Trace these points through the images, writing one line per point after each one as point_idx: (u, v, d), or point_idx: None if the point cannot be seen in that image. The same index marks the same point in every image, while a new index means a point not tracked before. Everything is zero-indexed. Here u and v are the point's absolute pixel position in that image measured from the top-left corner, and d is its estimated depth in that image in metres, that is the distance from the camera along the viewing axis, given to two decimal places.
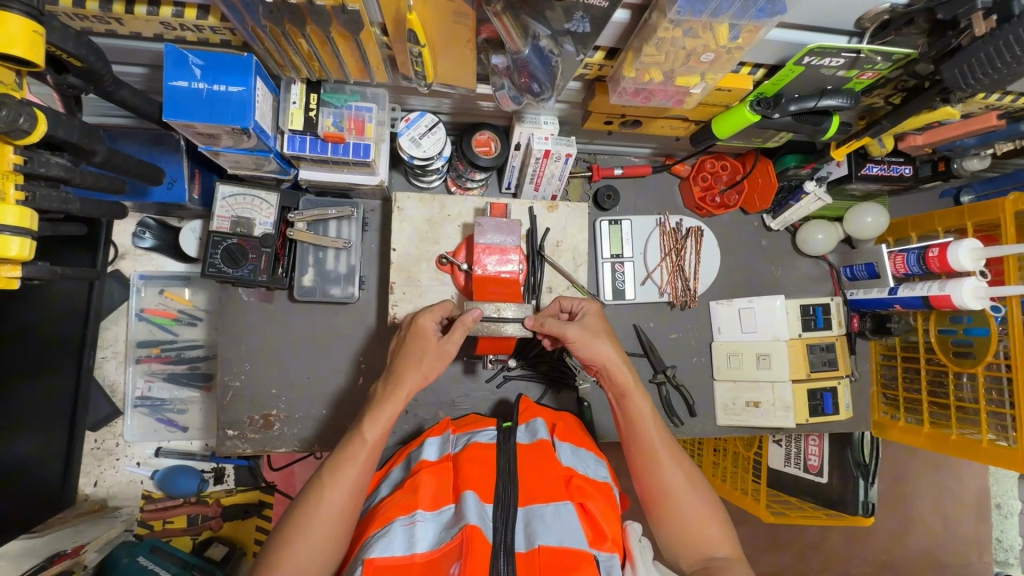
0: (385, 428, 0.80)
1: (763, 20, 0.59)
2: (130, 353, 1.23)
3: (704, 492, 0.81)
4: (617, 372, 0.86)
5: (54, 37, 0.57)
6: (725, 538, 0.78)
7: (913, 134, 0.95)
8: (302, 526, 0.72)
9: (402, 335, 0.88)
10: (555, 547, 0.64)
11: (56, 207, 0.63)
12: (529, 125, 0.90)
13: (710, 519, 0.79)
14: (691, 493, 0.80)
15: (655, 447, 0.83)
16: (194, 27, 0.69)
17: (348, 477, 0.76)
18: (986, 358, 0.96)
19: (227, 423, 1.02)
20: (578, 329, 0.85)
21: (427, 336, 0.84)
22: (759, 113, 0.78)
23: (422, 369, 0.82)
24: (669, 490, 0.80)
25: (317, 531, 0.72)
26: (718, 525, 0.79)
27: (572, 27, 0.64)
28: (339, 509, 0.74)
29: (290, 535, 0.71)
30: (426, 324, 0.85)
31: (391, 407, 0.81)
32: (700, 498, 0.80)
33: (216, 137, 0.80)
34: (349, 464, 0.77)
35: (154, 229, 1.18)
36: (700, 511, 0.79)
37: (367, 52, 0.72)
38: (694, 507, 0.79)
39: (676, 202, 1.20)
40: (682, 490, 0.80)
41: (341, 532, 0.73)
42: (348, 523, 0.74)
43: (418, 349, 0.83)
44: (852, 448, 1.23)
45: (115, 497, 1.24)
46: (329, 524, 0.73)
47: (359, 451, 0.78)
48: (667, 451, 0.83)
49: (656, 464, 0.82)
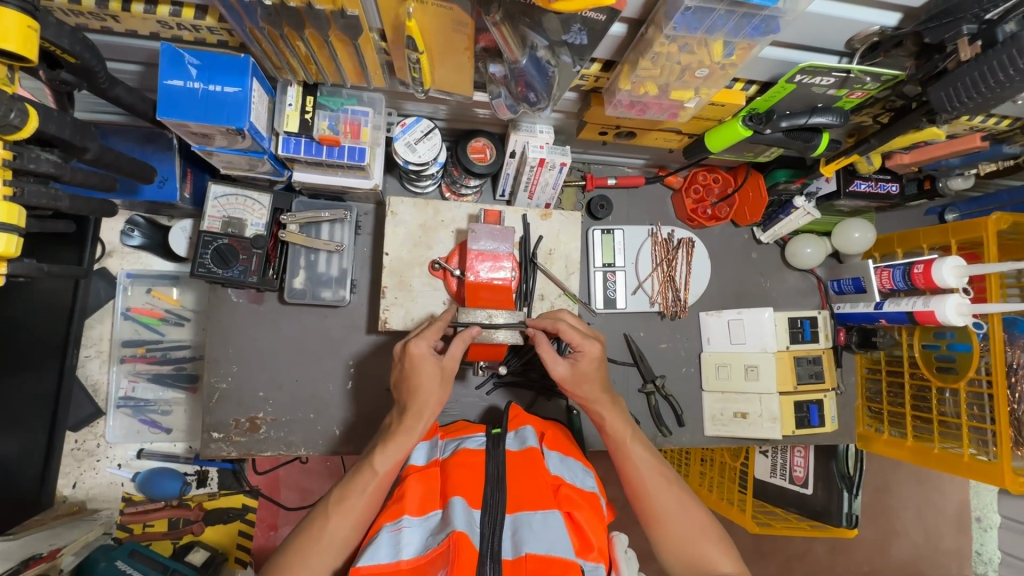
0: (397, 462, 0.78)
1: (757, 38, 0.60)
2: (114, 352, 1.21)
3: (696, 510, 0.80)
4: (602, 399, 0.86)
5: (49, 32, 0.56)
6: (725, 551, 0.78)
7: (899, 152, 0.97)
8: (302, 553, 0.73)
9: (398, 366, 0.83)
10: (542, 556, 0.64)
11: (45, 203, 0.62)
12: (524, 133, 0.91)
13: (709, 536, 0.78)
14: (686, 511, 0.80)
15: (642, 472, 0.83)
16: (191, 27, 0.69)
17: (353, 509, 0.75)
18: (967, 374, 0.97)
19: (212, 426, 1.01)
20: (566, 367, 0.84)
21: (424, 370, 0.79)
22: (751, 128, 0.80)
23: (433, 400, 0.80)
24: (665, 510, 0.80)
25: (317, 562, 0.72)
26: (713, 541, 0.78)
27: (569, 39, 0.64)
28: (341, 539, 0.74)
29: (291, 558, 0.73)
30: (420, 353, 0.79)
31: (406, 438, 0.79)
32: (691, 516, 0.80)
33: (210, 137, 0.79)
34: (358, 495, 0.76)
35: (144, 227, 1.16)
36: (697, 527, 0.79)
37: (365, 56, 0.72)
38: (689, 526, 0.79)
39: (669, 213, 1.22)
40: (678, 510, 0.80)
41: (340, 560, 0.74)
42: (348, 551, 0.75)
43: (420, 378, 0.79)
44: (836, 459, 1.23)
45: (94, 499, 1.21)
46: (328, 554, 0.73)
47: (368, 485, 0.76)
48: (653, 473, 0.83)
49: (649, 489, 0.81)
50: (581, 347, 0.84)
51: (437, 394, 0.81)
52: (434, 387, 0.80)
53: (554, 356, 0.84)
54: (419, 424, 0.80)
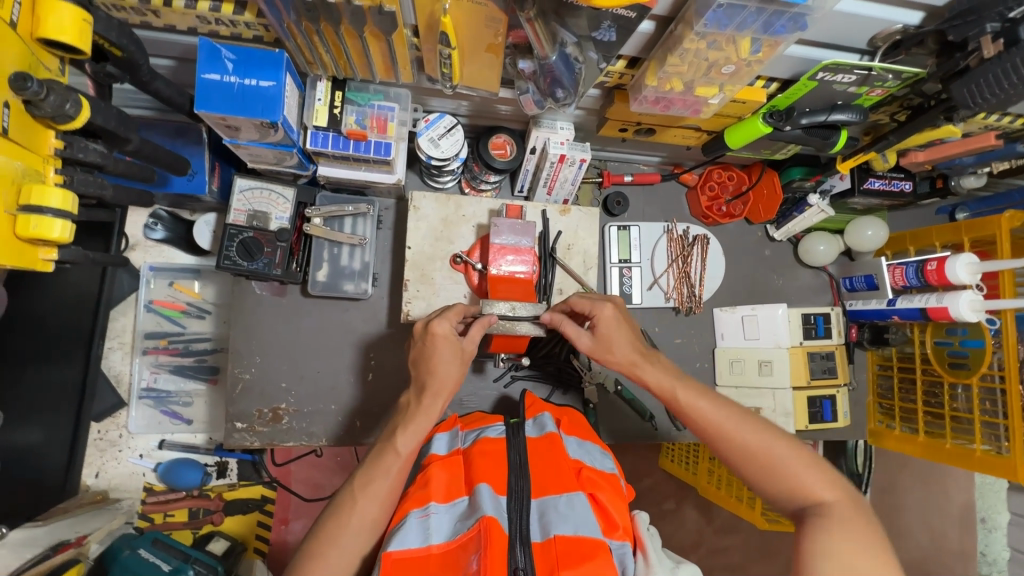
0: (418, 442, 0.79)
1: (783, 35, 0.62)
2: (137, 344, 1.23)
3: (773, 439, 0.74)
4: (637, 360, 0.84)
5: (99, 26, 0.57)
6: (825, 479, 0.70)
7: (914, 151, 0.99)
8: (332, 537, 0.72)
9: (417, 348, 0.84)
10: (570, 537, 0.65)
11: (92, 191, 0.64)
12: (545, 129, 0.93)
13: (801, 464, 0.72)
14: (773, 446, 0.73)
15: (707, 414, 0.78)
16: (228, 23, 0.71)
17: (380, 491, 0.75)
18: (980, 369, 0.99)
19: (236, 416, 1.03)
20: (589, 339, 0.85)
21: (444, 342, 0.80)
22: (771, 125, 0.81)
23: (448, 374, 0.81)
24: (748, 449, 0.74)
25: (346, 542, 0.72)
26: (802, 468, 0.71)
27: (598, 35, 0.66)
28: (370, 520, 0.74)
29: (320, 544, 0.72)
30: (439, 332, 0.81)
31: (423, 416, 0.80)
32: (770, 448, 0.73)
33: (241, 130, 0.81)
34: (383, 477, 0.76)
35: (167, 221, 1.18)
36: (788, 459, 0.72)
37: (396, 52, 0.74)
38: (781, 457, 0.72)
39: (684, 210, 1.23)
40: (762, 446, 0.74)
41: (371, 541, 0.74)
42: (377, 531, 0.75)
43: (438, 354, 0.81)
44: (846, 457, 1.29)
45: (116, 488, 1.22)
46: (358, 535, 0.73)
47: (392, 467, 0.77)
48: (718, 413, 0.77)
49: (726, 433, 0.76)
50: (595, 311, 0.84)
51: (453, 376, 0.81)
52: (454, 362, 0.81)
53: (574, 330, 0.85)
54: (437, 402, 0.81)
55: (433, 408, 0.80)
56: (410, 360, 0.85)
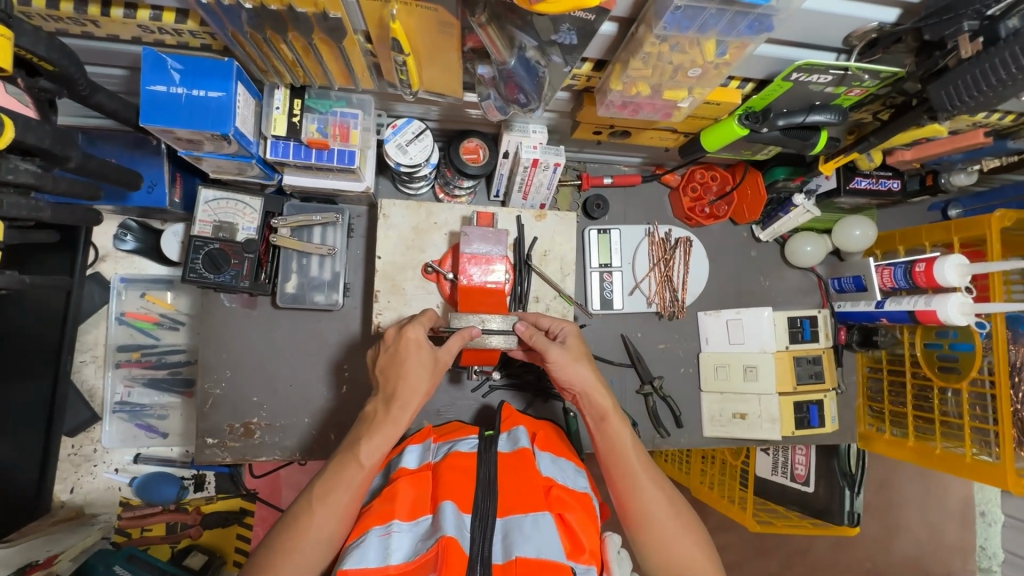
0: (383, 454, 0.77)
1: (750, 37, 0.58)
2: (109, 357, 1.20)
3: (682, 513, 0.78)
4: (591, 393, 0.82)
5: (25, 40, 0.55)
6: (709, 561, 0.76)
7: (901, 149, 0.95)
8: (286, 550, 0.70)
9: (387, 354, 0.82)
10: (532, 560, 0.63)
11: (24, 214, 0.61)
12: (517, 133, 0.90)
13: (696, 544, 0.76)
14: (669, 517, 0.77)
15: (635, 472, 0.79)
16: (173, 31, 0.67)
17: (339, 504, 0.72)
18: (970, 374, 0.95)
19: (206, 432, 1.01)
20: (559, 351, 0.82)
21: (415, 350, 0.80)
22: (747, 127, 0.78)
23: (420, 387, 0.79)
24: (646, 513, 0.76)
25: (298, 558, 0.70)
26: (698, 547, 0.76)
27: (559, 38, 0.62)
28: (327, 535, 0.71)
29: (274, 557, 0.70)
30: (413, 338, 0.80)
31: (391, 429, 0.77)
32: (677, 522, 0.77)
33: (197, 142, 0.78)
34: (342, 490, 0.73)
35: (136, 231, 1.16)
36: (679, 533, 0.76)
37: (351, 59, 0.71)
38: (672, 530, 0.76)
39: (666, 212, 1.20)
40: (664, 516, 0.76)
41: (326, 557, 0.71)
42: (334, 547, 0.72)
43: (407, 363, 0.79)
44: (839, 458, 1.21)
45: (92, 504, 1.21)
46: (313, 549, 0.70)
47: (354, 480, 0.74)
48: (646, 473, 0.79)
49: (639, 496, 0.77)
50: (561, 330, 0.87)
51: (423, 385, 0.79)
52: (423, 371, 0.79)
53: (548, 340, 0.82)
54: (404, 413, 0.78)
55: (401, 420, 0.78)
56: (378, 366, 0.82)
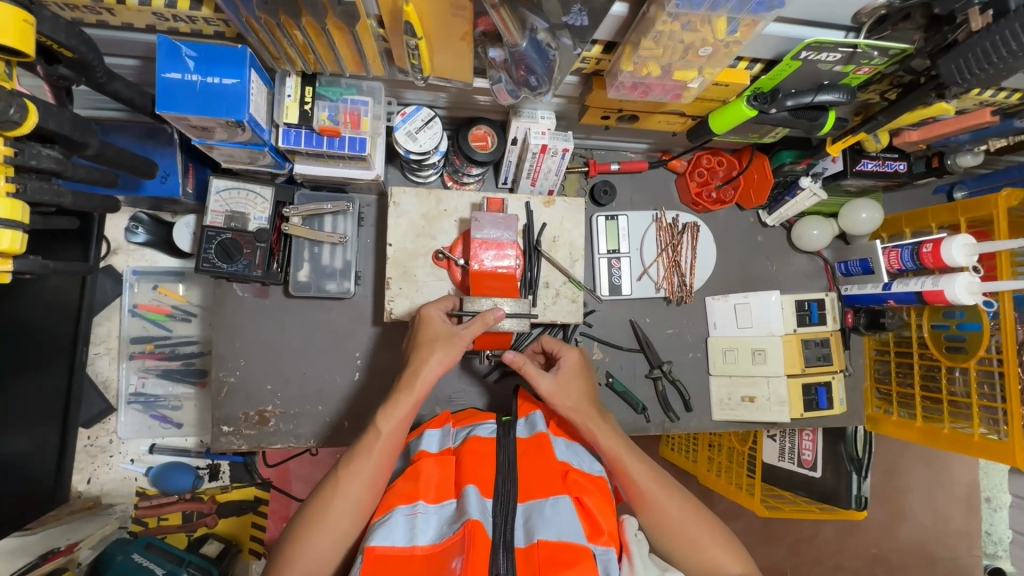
0: (401, 421, 0.78)
1: (760, 14, 0.59)
2: (123, 349, 1.22)
3: (694, 509, 0.79)
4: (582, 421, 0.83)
5: (44, 26, 0.56)
6: (732, 552, 0.77)
7: (908, 130, 0.95)
8: (317, 520, 0.72)
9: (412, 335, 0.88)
10: (554, 542, 0.64)
11: (48, 199, 0.62)
12: (525, 120, 0.90)
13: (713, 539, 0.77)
14: (685, 518, 0.78)
15: (641, 485, 0.79)
16: (187, 19, 0.68)
17: (365, 471, 0.74)
18: (978, 353, 0.96)
19: (222, 419, 1.02)
20: (551, 381, 0.84)
21: (435, 327, 0.84)
22: (756, 108, 0.79)
23: (440, 360, 0.80)
24: (662, 520, 0.78)
25: (329, 526, 0.71)
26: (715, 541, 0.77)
27: (570, 20, 0.63)
28: (354, 501, 0.73)
29: (302, 527, 0.72)
30: (432, 315, 0.85)
31: (411, 402, 0.78)
32: (690, 523, 0.78)
33: (211, 130, 0.79)
34: (366, 456, 0.75)
35: (148, 224, 1.17)
36: (696, 532, 0.77)
37: (363, 44, 0.72)
38: (690, 535, 0.77)
39: (673, 197, 1.21)
40: (679, 520, 0.78)
41: (356, 526, 0.73)
42: (364, 515, 0.73)
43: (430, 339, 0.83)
44: (846, 443, 1.21)
45: (109, 494, 1.23)
46: (343, 515, 0.72)
47: (375, 446, 0.76)
48: (652, 484, 0.79)
49: (650, 507, 0.79)
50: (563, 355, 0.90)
51: (437, 356, 0.81)
52: (440, 346, 0.81)
53: (538, 372, 0.85)
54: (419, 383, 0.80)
55: (422, 389, 0.80)
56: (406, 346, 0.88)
